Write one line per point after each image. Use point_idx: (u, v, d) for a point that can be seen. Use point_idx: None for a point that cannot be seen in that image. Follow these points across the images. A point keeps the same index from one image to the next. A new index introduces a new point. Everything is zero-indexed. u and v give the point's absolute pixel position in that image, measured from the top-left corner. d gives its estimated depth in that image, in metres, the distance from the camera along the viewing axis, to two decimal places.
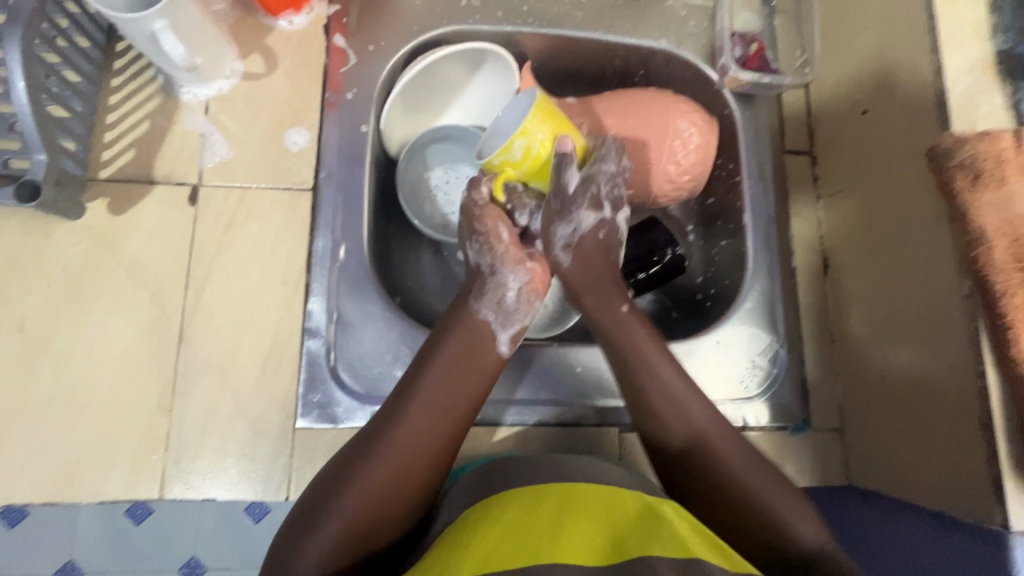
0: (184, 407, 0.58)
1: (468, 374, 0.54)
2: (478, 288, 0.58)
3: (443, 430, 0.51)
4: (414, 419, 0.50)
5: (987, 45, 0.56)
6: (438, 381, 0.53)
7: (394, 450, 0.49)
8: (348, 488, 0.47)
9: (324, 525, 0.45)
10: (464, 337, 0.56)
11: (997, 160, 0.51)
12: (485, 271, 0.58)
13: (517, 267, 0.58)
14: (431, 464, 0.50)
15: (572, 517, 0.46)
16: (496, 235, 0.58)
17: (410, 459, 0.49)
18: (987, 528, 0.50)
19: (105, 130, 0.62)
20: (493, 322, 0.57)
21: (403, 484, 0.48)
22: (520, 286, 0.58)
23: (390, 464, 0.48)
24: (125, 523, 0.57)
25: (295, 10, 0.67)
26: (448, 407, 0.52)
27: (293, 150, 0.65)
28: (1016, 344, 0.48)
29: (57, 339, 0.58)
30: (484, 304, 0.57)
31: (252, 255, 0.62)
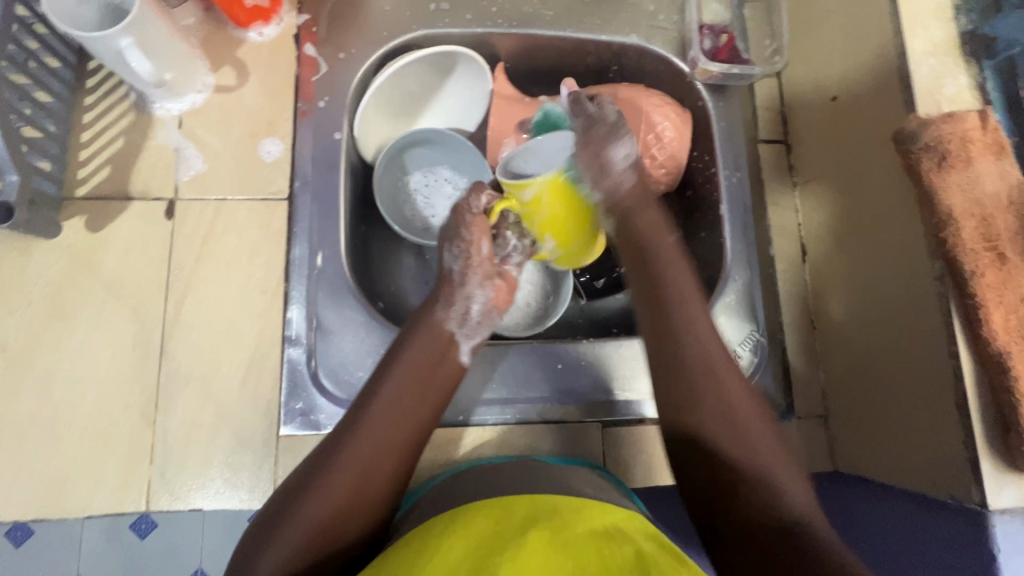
0: (167, 420, 0.58)
1: (429, 378, 0.54)
2: (445, 298, 0.59)
3: (402, 436, 0.51)
4: (371, 428, 0.50)
5: (951, 27, 0.56)
6: (396, 388, 0.53)
7: (354, 456, 0.49)
8: (305, 497, 0.47)
9: (280, 534, 0.45)
10: (423, 344, 0.56)
11: (962, 141, 0.51)
12: (459, 279, 0.59)
13: (487, 282, 0.60)
14: (393, 468, 0.50)
15: (541, 528, 0.46)
16: (477, 246, 0.59)
17: (371, 464, 0.49)
18: (966, 508, 0.51)
19: (79, 148, 0.62)
20: (457, 335, 0.58)
21: (361, 493, 0.48)
22: (484, 301, 0.60)
23: (350, 471, 0.48)
24: (131, 538, 0.63)
25: (264, 21, 0.67)
26: (408, 411, 0.52)
27: (268, 160, 0.65)
28: (987, 323, 0.48)
29: (39, 357, 0.58)
30: (451, 316, 0.58)
31: (229, 266, 0.62)
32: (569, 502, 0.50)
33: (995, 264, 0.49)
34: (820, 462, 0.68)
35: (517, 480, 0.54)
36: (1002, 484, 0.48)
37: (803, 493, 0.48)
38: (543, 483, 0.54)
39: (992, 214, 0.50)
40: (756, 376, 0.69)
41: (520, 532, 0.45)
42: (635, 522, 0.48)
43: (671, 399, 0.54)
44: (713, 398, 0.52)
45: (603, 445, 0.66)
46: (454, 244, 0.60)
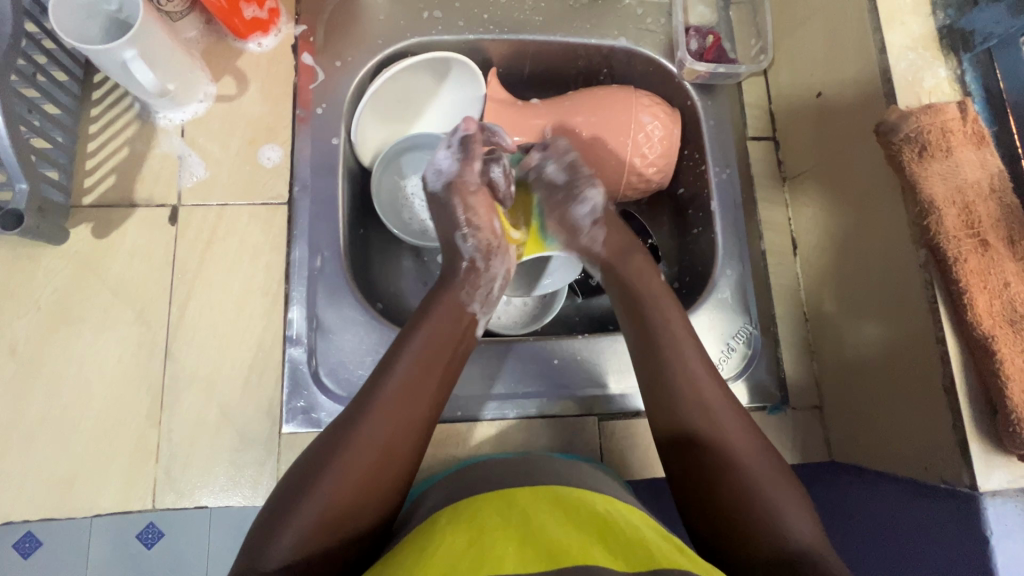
0: (172, 419, 0.60)
1: (441, 356, 0.57)
2: (471, 283, 0.63)
3: (417, 414, 0.53)
4: (387, 407, 0.52)
5: (929, 21, 0.57)
6: (411, 367, 0.54)
7: (373, 433, 0.50)
8: (325, 473, 0.48)
9: (300, 511, 0.46)
10: (438, 322, 0.58)
11: (942, 131, 0.52)
12: (481, 264, 0.65)
13: (504, 255, 0.66)
14: (410, 443, 0.52)
15: (540, 520, 0.47)
16: (489, 225, 0.66)
17: (389, 440, 0.50)
18: (958, 492, 0.51)
19: (86, 158, 0.64)
20: (479, 314, 0.62)
21: (381, 468, 0.49)
22: (506, 273, 0.66)
23: (371, 446, 0.50)
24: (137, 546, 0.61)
25: (263, 33, 0.70)
26: (423, 389, 0.54)
27: (267, 166, 0.67)
28: (971, 307, 0.49)
29: (48, 360, 0.60)
30: (475, 297, 0.62)
31: (231, 269, 0.64)
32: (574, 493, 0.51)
33: (978, 250, 0.50)
34: (817, 453, 0.68)
35: (518, 471, 0.55)
36: (992, 466, 0.49)
37: (808, 516, 0.49)
38: (543, 474, 0.55)
39: (973, 202, 0.51)
40: (750, 368, 0.70)
41: (518, 522, 0.46)
42: (638, 514, 0.50)
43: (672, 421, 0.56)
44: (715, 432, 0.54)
45: (601, 437, 0.67)
46: (469, 227, 0.65)
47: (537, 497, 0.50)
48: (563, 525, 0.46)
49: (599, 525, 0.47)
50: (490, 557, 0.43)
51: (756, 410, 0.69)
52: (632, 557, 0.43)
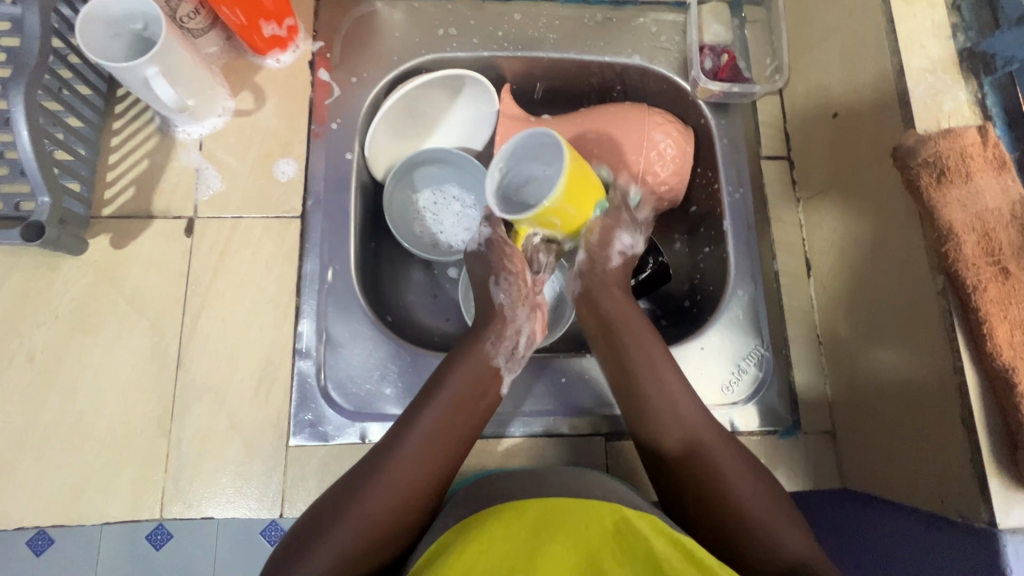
0: (182, 429, 0.60)
1: (472, 406, 0.58)
2: (487, 317, 0.63)
3: (445, 455, 0.55)
4: (418, 447, 0.54)
5: (948, 44, 0.57)
6: (443, 409, 0.56)
7: (394, 480, 0.52)
8: (342, 514, 0.50)
9: (320, 547, 0.48)
10: (469, 368, 0.59)
11: (960, 156, 0.51)
12: (506, 309, 0.64)
13: (532, 314, 0.65)
14: (431, 491, 0.53)
15: (548, 533, 0.47)
16: (521, 276, 0.65)
17: (401, 505, 0.51)
18: (975, 527, 0.50)
19: (107, 170, 0.66)
20: (502, 368, 0.62)
21: (405, 507, 0.51)
22: (529, 332, 0.64)
23: (391, 493, 0.51)
24: (147, 547, 0.64)
25: (281, 49, 0.71)
26: (448, 438, 0.55)
27: (282, 180, 0.68)
28: (991, 337, 0.48)
29: (64, 367, 0.61)
30: (500, 352, 0.62)
31: (244, 281, 0.65)
32: (582, 506, 0.51)
33: (998, 279, 0.49)
34: (829, 479, 0.67)
35: (524, 480, 0.55)
36: (1011, 502, 0.48)
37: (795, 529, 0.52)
38: (551, 486, 0.54)
39: (994, 228, 0.50)
40: (762, 390, 0.69)
41: (528, 538, 0.46)
42: (644, 519, 0.50)
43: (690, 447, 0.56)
44: (709, 465, 0.55)
45: (607, 457, 0.66)
46: (501, 270, 0.65)
47: (546, 506, 0.50)
48: (569, 540, 0.46)
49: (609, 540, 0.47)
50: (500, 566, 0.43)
51: (767, 433, 0.68)
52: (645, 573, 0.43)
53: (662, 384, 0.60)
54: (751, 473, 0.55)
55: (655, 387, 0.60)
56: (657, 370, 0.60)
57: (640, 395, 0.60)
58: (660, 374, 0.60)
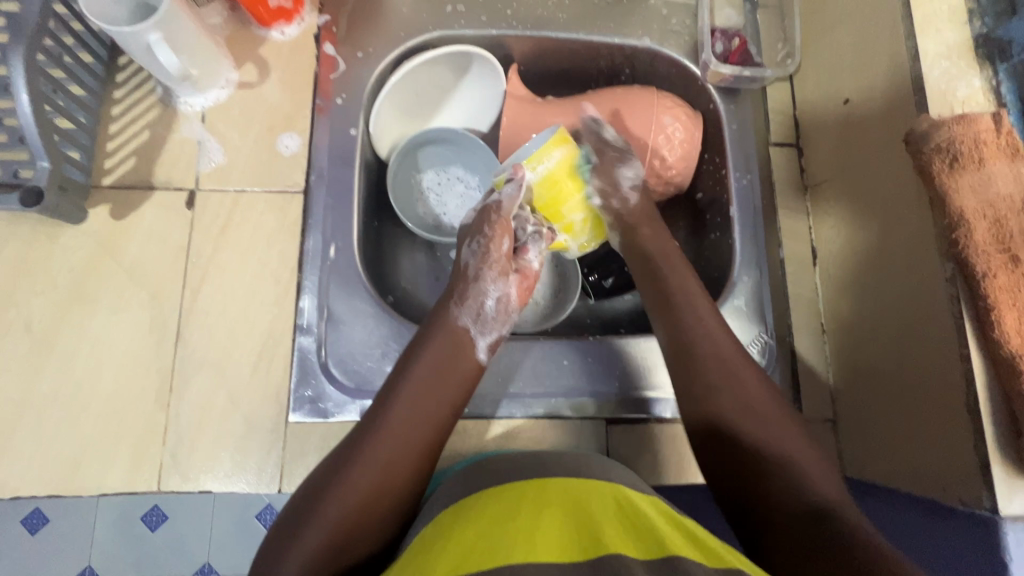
0: (181, 402, 0.60)
1: (449, 379, 0.57)
2: (459, 295, 0.63)
3: (420, 431, 0.53)
4: (392, 426, 0.53)
5: (964, 30, 0.56)
6: (415, 387, 0.56)
7: (375, 453, 0.51)
8: (332, 490, 0.49)
9: (306, 533, 0.47)
10: (443, 343, 0.59)
11: (975, 142, 0.50)
12: (473, 274, 0.64)
13: (502, 278, 0.64)
14: (411, 466, 0.52)
15: (547, 515, 0.46)
16: (496, 244, 0.64)
17: (378, 484, 0.50)
18: (977, 515, 0.50)
19: (108, 140, 0.65)
20: (472, 330, 0.61)
21: (383, 486, 0.50)
22: (500, 296, 0.64)
23: (374, 467, 0.50)
24: (141, 527, 0.59)
25: (286, 21, 0.70)
26: (422, 416, 0.54)
27: (285, 154, 0.67)
28: (999, 324, 0.48)
29: (63, 337, 0.60)
30: (465, 312, 0.62)
31: (245, 256, 0.64)
32: (584, 486, 0.50)
33: (1008, 266, 0.48)
34: None
35: (525, 462, 0.55)
36: (1014, 490, 0.47)
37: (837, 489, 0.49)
38: (552, 467, 0.54)
39: (1005, 216, 0.50)
40: (764, 378, 0.68)
41: (528, 519, 0.46)
42: (647, 500, 0.49)
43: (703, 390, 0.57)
44: (774, 433, 0.53)
45: (607, 440, 0.66)
46: (476, 238, 0.65)
47: (546, 490, 0.49)
48: (570, 519, 0.46)
49: (614, 518, 0.46)
50: (499, 549, 0.42)
51: None
52: (652, 551, 0.43)
53: (716, 346, 0.59)
54: (803, 443, 0.53)
55: (718, 370, 0.57)
56: (715, 336, 0.59)
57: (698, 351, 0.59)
58: (716, 338, 0.59)
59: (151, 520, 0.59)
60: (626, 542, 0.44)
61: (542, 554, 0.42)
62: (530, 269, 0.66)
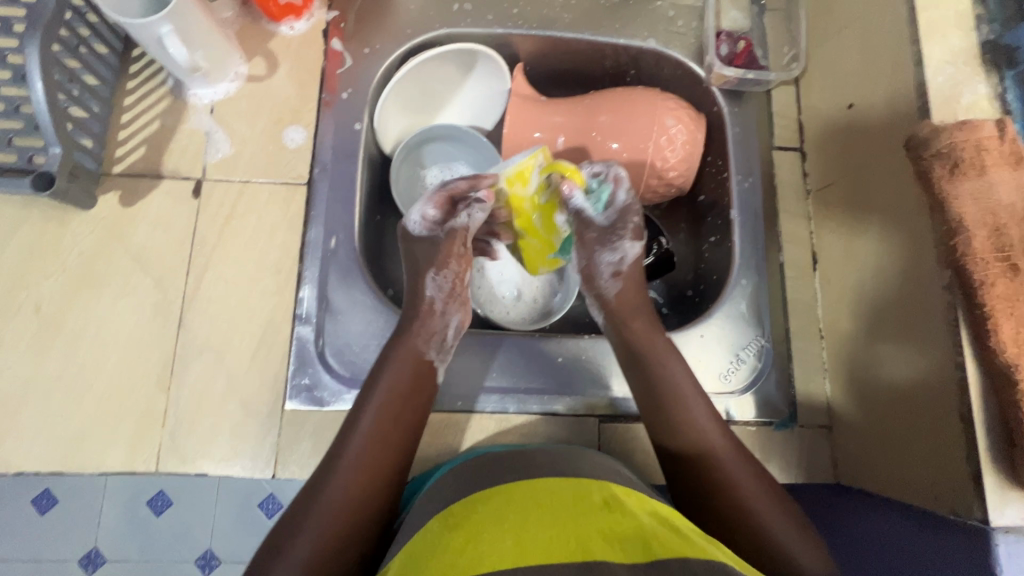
0: (181, 387, 0.61)
1: (406, 402, 0.58)
2: (422, 327, 0.61)
3: (387, 453, 0.54)
4: (357, 453, 0.53)
5: (970, 36, 0.56)
6: (376, 412, 0.56)
7: (343, 482, 0.51)
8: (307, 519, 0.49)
9: (286, 562, 0.47)
10: (400, 364, 0.59)
11: (977, 149, 0.51)
12: (438, 305, 0.63)
13: (463, 309, 0.65)
14: (379, 494, 0.52)
15: (535, 519, 0.46)
16: (461, 275, 0.65)
17: (350, 511, 0.50)
18: (968, 524, 0.49)
19: (120, 129, 0.67)
20: (434, 360, 0.61)
21: (359, 512, 0.50)
22: (458, 325, 0.64)
23: (351, 488, 0.51)
24: (147, 515, 0.64)
25: (296, 17, 0.71)
26: (385, 439, 0.55)
27: (291, 147, 0.68)
28: (995, 333, 0.48)
29: (68, 320, 0.62)
30: (429, 343, 0.61)
31: (248, 245, 0.65)
32: (572, 486, 0.51)
33: (1006, 274, 0.48)
34: (821, 474, 0.66)
35: (522, 461, 0.56)
36: (1006, 501, 0.47)
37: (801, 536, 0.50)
38: (544, 467, 0.54)
39: (1006, 224, 0.49)
40: (759, 382, 0.68)
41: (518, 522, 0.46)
42: (632, 497, 0.50)
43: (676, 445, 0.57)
44: (746, 500, 0.52)
45: (599, 435, 0.66)
46: (440, 268, 0.64)
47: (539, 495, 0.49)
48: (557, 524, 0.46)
49: (600, 516, 0.47)
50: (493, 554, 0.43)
51: (763, 425, 0.67)
52: (637, 551, 0.43)
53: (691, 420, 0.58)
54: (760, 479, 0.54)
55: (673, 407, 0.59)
56: (688, 405, 0.59)
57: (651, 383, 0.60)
58: (692, 411, 0.58)
59: (157, 507, 0.65)
60: (613, 546, 0.44)
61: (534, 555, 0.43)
62: (594, 250, 0.66)
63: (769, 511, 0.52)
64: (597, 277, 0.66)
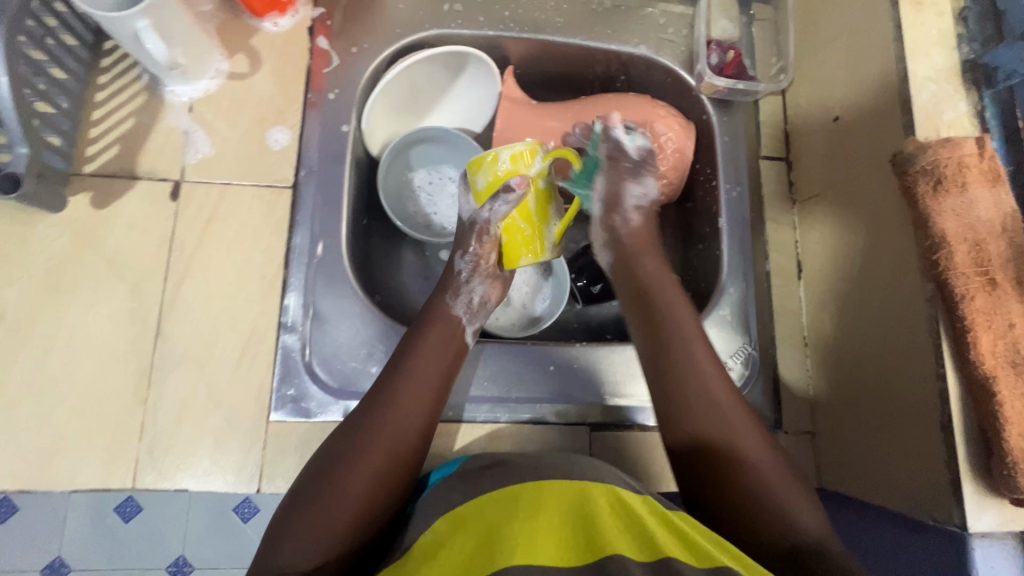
0: (160, 398, 0.59)
1: (441, 365, 0.58)
2: (452, 289, 0.63)
3: (421, 416, 0.54)
4: (392, 415, 0.53)
5: (952, 54, 0.57)
6: (411, 374, 0.56)
7: (378, 442, 0.51)
8: (335, 477, 0.49)
9: (313, 519, 0.47)
10: (438, 329, 0.60)
11: (958, 167, 0.52)
12: (465, 275, 0.63)
13: (490, 279, 0.64)
14: (412, 456, 0.53)
15: (542, 521, 0.46)
16: (488, 257, 0.62)
17: (385, 469, 0.51)
18: (947, 530, 0.51)
19: (91, 126, 0.63)
20: (463, 320, 0.62)
21: (391, 472, 0.51)
22: (484, 295, 0.64)
23: (378, 456, 0.51)
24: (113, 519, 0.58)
25: (280, 13, 0.69)
26: (419, 403, 0.55)
27: (275, 148, 0.66)
28: (974, 345, 0.49)
29: (36, 328, 0.58)
30: (459, 304, 0.63)
31: (230, 250, 0.63)
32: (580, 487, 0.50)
33: (984, 289, 0.50)
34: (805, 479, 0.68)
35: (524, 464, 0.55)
36: (983, 508, 0.49)
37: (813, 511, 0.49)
38: (546, 469, 0.54)
39: (984, 240, 0.51)
40: (748, 388, 0.69)
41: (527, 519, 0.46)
42: (640, 499, 0.50)
43: (686, 408, 0.55)
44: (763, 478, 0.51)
45: (591, 442, 0.67)
46: (467, 250, 0.62)
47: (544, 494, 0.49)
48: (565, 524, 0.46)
49: (609, 517, 0.47)
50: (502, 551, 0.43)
51: None
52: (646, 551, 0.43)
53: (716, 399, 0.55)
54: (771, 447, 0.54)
55: (691, 374, 0.56)
56: (704, 374, 0.56)
57: (665, 350, 0.58)
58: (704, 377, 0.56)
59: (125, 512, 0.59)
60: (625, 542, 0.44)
61: (544, 553, 0.42)
62: (620, 178, 0.65)
63: (780, 480, 0.51)
64: (622, 205, 0.65)
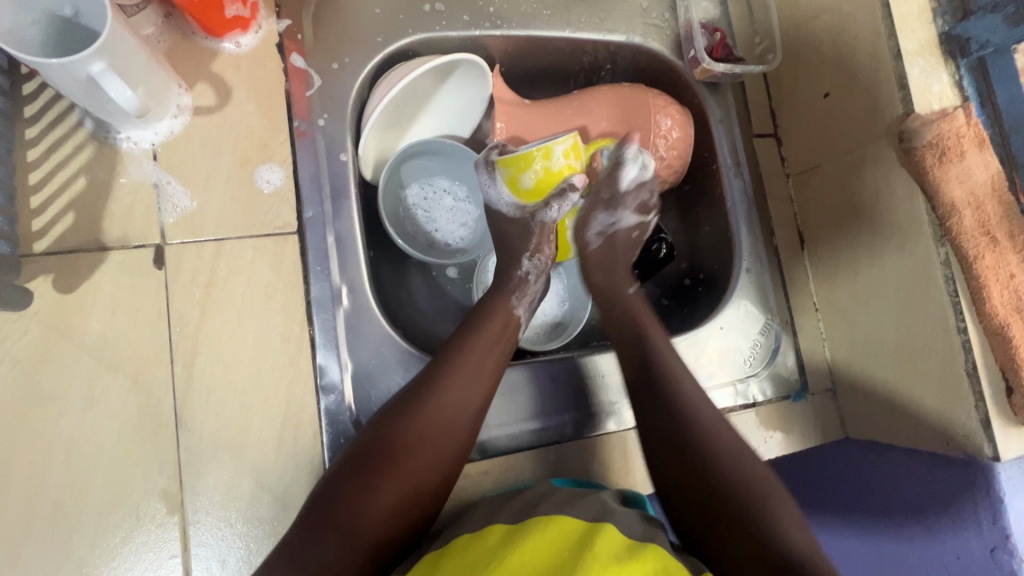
0: (197, 498, 0.51)
1: (491, 360, 0.57)
2: (519, 289, 0.64)
3: (469, 412, 0.54)
4: (439, 407, 0.53)
5: (932, 28, 0.61)
6: (460, 365, 0.55)
7: (423, 431, 0.52)
8: (381, 466, 0.50)
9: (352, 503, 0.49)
10: (493, 322, 0.60)
11: (957, 138, 0.57)
12: (531, 277, 0.65)
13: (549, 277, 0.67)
14: (456, 449, 0.53)
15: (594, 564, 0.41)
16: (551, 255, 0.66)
17: (431, 459, 0.52)
18: (977, 460, 0.59)
19: (30, 193, 0.52)
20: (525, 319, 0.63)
21: (435, 464, 0.52)
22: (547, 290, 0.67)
23: (425, 446, 0.52)
24: None
25: (241, 30, 0.59)
26: (469, 397, 0.55)
27: (267, 190, 0.57)
28: (988, 299, 0.56)
29: (23, 447, 0.49)
30: (522, 301, 0.64)
31: (242, 315, 0.55)
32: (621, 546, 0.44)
33: (990, 248, 0.56)
34: (834, 431, 0.74)
35: (570, 498, 0.51)
36: (1009, 437, 0.56)
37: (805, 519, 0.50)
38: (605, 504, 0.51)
39: (984, 202, 0.57)
40: (774, 359, 0.73)
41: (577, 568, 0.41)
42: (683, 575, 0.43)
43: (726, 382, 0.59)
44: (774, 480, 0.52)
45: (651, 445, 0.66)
46: (534, 251, 0.65)
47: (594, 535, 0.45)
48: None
49: None
50: None
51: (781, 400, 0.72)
52: None
53: None
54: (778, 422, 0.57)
55: None
56: None
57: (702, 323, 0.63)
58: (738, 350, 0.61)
59: None
60: None
61: None
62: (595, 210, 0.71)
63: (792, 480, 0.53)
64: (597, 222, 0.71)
